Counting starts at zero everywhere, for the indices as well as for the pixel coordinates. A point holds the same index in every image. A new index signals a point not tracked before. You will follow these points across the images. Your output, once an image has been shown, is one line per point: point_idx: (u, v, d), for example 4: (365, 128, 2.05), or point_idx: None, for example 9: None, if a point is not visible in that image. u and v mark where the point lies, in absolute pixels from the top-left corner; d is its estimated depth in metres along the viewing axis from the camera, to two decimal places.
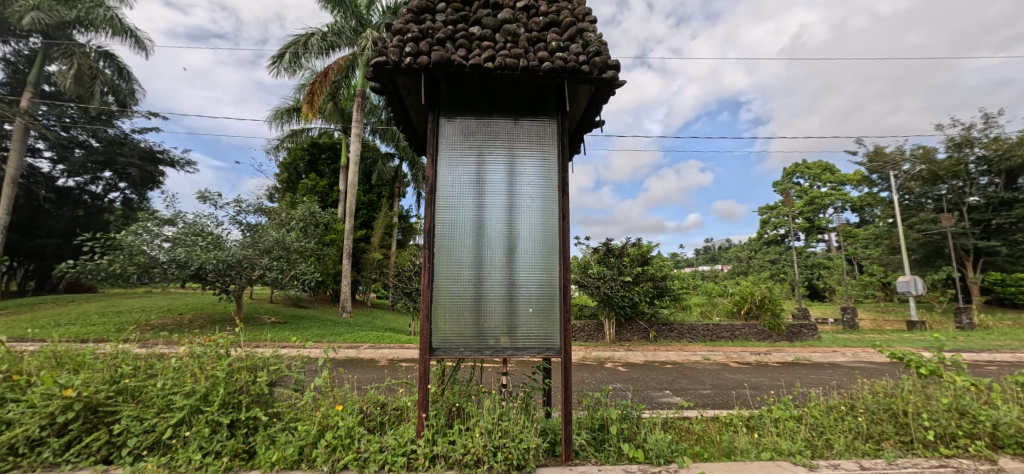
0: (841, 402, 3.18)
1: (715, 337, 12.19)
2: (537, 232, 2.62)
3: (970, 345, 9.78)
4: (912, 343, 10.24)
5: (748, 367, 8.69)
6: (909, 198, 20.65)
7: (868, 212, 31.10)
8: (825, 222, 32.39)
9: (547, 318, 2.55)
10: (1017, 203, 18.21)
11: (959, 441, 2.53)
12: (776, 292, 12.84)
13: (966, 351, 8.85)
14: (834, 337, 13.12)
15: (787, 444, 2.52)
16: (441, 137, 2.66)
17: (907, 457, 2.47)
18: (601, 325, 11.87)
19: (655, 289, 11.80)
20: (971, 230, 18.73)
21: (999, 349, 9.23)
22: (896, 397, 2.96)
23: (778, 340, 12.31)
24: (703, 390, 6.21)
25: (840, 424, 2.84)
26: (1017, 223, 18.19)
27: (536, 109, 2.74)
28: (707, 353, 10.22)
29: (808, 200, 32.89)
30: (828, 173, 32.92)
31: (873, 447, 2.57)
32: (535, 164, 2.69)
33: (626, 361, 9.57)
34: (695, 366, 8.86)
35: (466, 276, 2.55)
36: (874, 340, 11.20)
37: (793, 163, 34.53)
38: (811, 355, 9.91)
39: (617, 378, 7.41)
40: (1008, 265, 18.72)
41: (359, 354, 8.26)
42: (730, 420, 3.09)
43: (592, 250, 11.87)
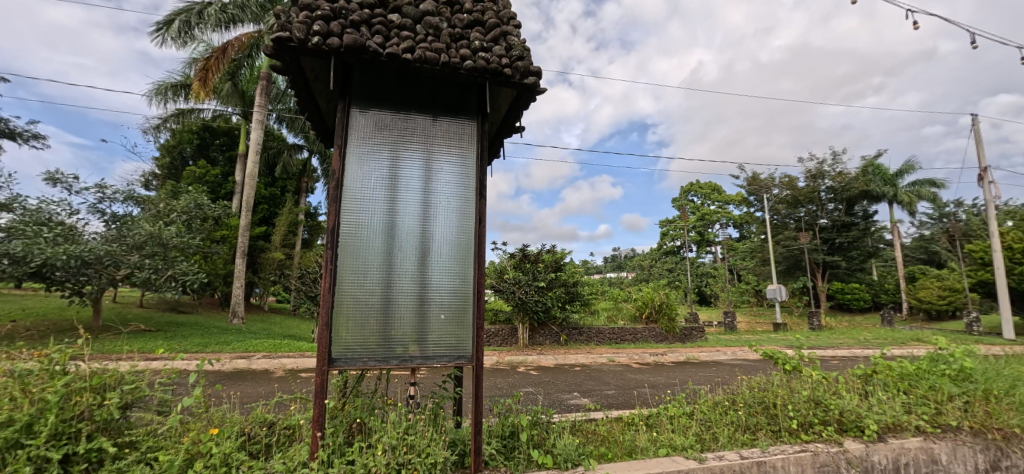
0: (724, 397, 3.53)
1: (620, 339, 13.08)
2: (453, 235, 2.53)
3: (817, 343, 11.64)
4: (778, 342, 11.89)
5: (647, 367, 9.39)
6: (778, 218, 24.14)
7: (746, 228, 35.79)
8: (713, 236, 36.63)
9: (459, 325, 2.46)
10: (853, 225, 22.22)
11: (815, 427, 2.92)
12: (672, 298, 14.14)
13: (819, 349, 10.49)
14: (717, 337, 14.81)
15: (682, 440, 2.71)
16: (351, 129, 2.45)
17: (775, 444, 2.80)
18: (515, 329, 12.14)
19: (566, 294, 12.24)
20: (820, 247, 22.46)
21: (841, 346, 11.09)
22: (768, 391, 3.35)
23: (672, 341, 13.56)
24: (607, 391, 6.58)
25: (725, 418, 3.14)
26: (853, 242, 22.23)
27: (456, 109, 2.66)
28: (612, 354, 10.87)
29: (700, 217, 36.91)
30: (716, 193, 37.31)
31: (749, 438, 2.87)
32: (452, 166, 2.60)
33: (538, 364, 9.84)
34: (601, 367, 9.37)
35: (373, 281, 2.37)
36: (748, 340, 12.83)
37: (688, 182, 38.50)
38: (699, 354, 11.06)
39: (530, 382, 7.51)
40: (846, 276, 23.06)
41: (249, 365, 7.39)
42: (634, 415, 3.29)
43: (509, 255, 12.03)
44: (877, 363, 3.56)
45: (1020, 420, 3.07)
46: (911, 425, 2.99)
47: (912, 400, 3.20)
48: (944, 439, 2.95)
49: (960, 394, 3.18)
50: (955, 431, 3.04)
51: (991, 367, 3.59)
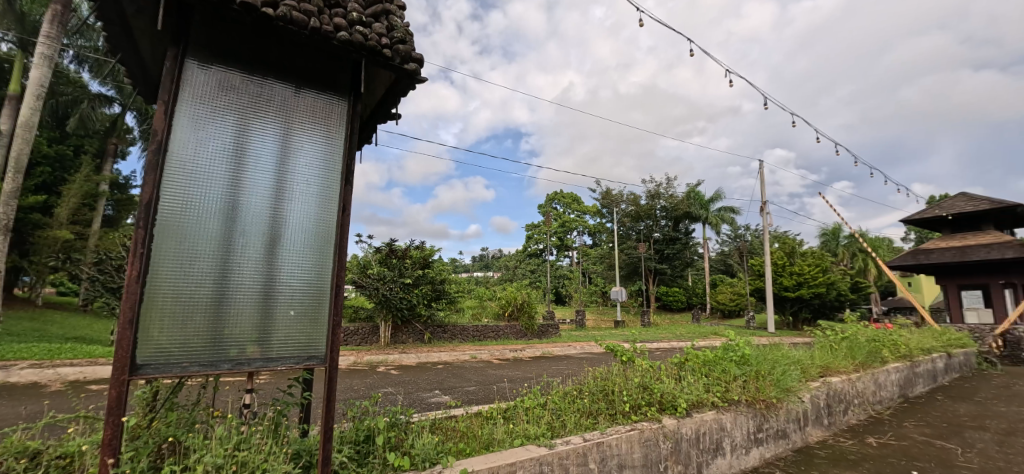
0: (573, 387, 3.88)
1: (483, 336, 13.48)
2: (310, 222, 2.26)
3: (646, 338, 13.70)
4: (617, 337, 13.65)
5: (507, 362, 9.86)
6: (623, 229, 27.84)
7: (598, 236, 40.34)
8: (571, 241, 40.41)
9: (312, 322, 2.21)
10: (677, 240, 26.87)
11: (642, 408, 3.39)
12: (533, 297, 15.12)
13: (648, 342, 12.40)
14: (569, 333, 16.34)
15: (534, 429, 2.89)
16: (183, 85, 2.02)
17: (611, 425, 3.16)
18: (377, 328, 11.60)
19: (433, 292, 12.10)
20: (653, 256, 26.66)
21: (662, 340, 13.27)
22: (608, 380, 3.81)
23: (530, 337, 14.53)
24: (468, 387, 6.70)
25: (573, 406, 3.44)
26: (676, 253, 26.87)
27: (326, 84, 2.40)
28: (475, 351, 11.11)
29: (561, 223, 40.35)
30: (576, 203, 41.25)
31: (591, 422, 3.19)
32: (314, 145, 2.33)
33: (399, 364, 9.54)
34: (464, 364, 9.51)
35: (202, 270, 1.98)
36: (594, 336, 14.47)
37: (553, 191, 41.75)
38: (553, 349, 12.03)
39: (388, 382, 7.18)
40: (669, 281, 27.74)
41: (5, 379, 5.56)
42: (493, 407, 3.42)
43: (374, 249, 11.40)
44: (689, 352, 4.29)
45: (774, 392, 4.08)
46: (709, 402, 3.71)
47: (710, 381, 3.97)
48: (729, 411, 3.74)
49: (741, 375, 4.06)
50: (735, 404, 3.87)
51: (761, 354, 4.68)
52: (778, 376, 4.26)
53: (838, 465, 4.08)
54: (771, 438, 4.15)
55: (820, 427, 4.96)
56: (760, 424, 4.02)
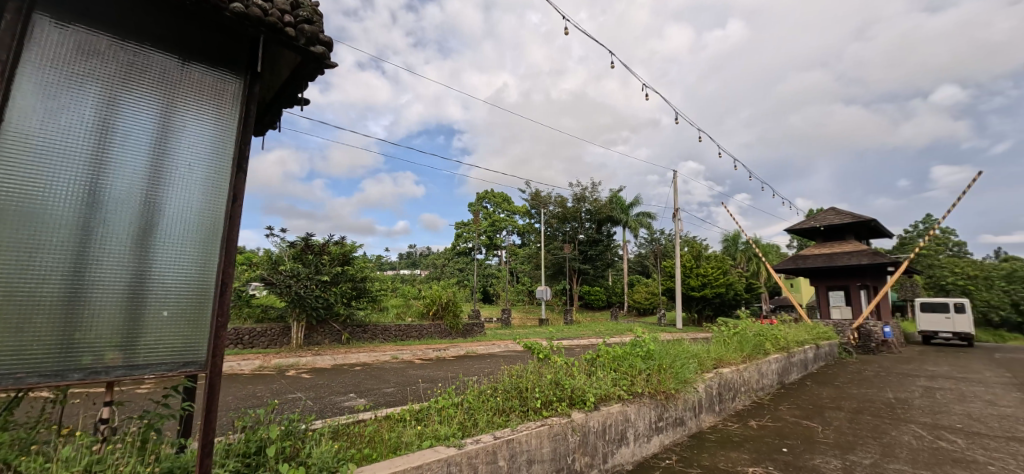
0: (488, 386, 3.89)
1: (406, 336, 13.12)
2: (193, 212, 2.01)
3: (567, 335, 14.29)
4: (539, 335, 14.06)
5: (429, 362, 9.68)
6: (550, 230, 29.37)
7: (526, 236, 41.20)
8: (500, 241, 40.83)
9: (192, 324, 1.97)
10: (600, 242, 28.72)
11: (553, 404, 3.50)
12: (459, 296, 15.01)
13: (568, 339, 12.93)
14: (494, 332, 16.49)
15: (445, 430, 2.85)
16: (28, 43, 1.70)
17: (523, 422, 3.22)
18: (288, 329, 10.80)
19: (353, 290, 11.52)
20: (577, 257, 27.89)
21: (582, 336, 13.91)
22: (523, 377, 3.89)
23: (455, 337, 14.45)
24: (386, 388, 6.47)
25: (486, 405, 3.44)
26: (598, 255, 28.50)
27: (219, 60, 2.16)
28: (396, 352, 10.74)
29: (491, 222, 40.62)
30: (506, 203, 41.76)
31: (503, 419, 3.23)
32: (201, 127, 2.09)
33: (312, 367, 8.94)
34: (383, 366, 9.15)
35: (47, 263, 1.67)
36: (517, 334, 14.77)
37: (484, 190, 41.88)
38: (477, 348, 12.02)
39: (297, 387, 6.69)
40: (592, 280, 29.22)
41: None
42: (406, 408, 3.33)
43: (289, 244, 10.61)
44: (601, 349, 4.54)
45: (674, 384, 4.44)
46: (615, 395, 3.94)
47: (618, 376, 4.21)
48: (633, 403, 3.99)
49: (645, 369, 4.38)
50: (640, 396, 4.15)
51: (664, 349, 5.09)
52: (677, 369, 4.66)
53: (725, 447, 4.54)
54: (670, 426, 4.51)
55: (712, 414, 5.49)
56: (661, 413, 4.35)
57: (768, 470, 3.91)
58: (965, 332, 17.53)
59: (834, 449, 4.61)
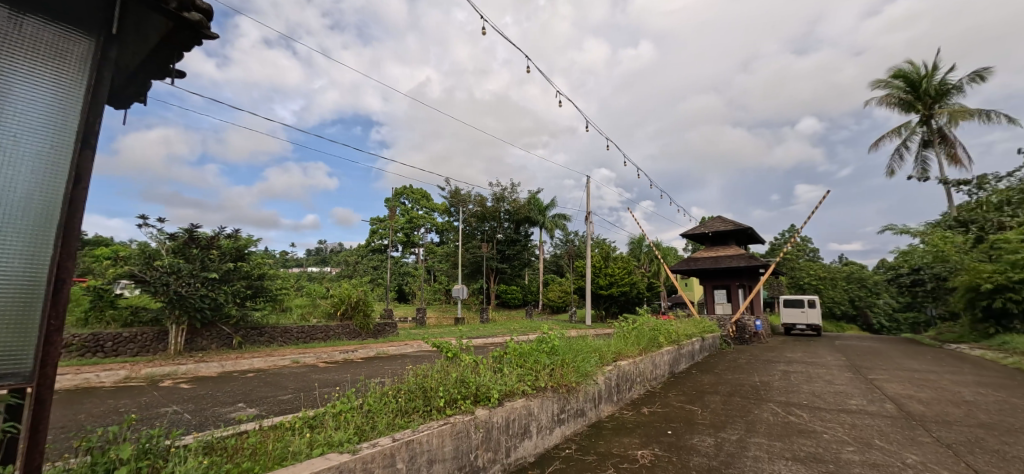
0: (390, 387, 3.76)
1: (310, 338, 12.23)
2: (18, 194, 1.65)
3: (481, 334, 14.41)
4: (454, 334, 14.01)
5: (335, 366, 9.09)
6: (469, 228, 29.59)
7: (445, 234, 40.74)
8: (418, 238, 39.87)
9: (12, 329, 1.60)
10: (517, 241, 29.68)
11: (457, 403, 3.50)
12: (370, 295, 14.31)
13: (481, 337, 13.06)
14: (407, 332, 16.04)
15: (340, 436, 2.71)
16: None
17: (426, 422, 3.18)
18: (165, 333, 9.47)
19: (248, 289, 10.44)
20: (494, 256, 28.71)
21: (495, 335, 14.14)
22: (428, 377, 3.85)
23: (365, 337, 13.78)
24: (282, 396, 5.95)
25: (386, 407, 3.32)
26: (515, 254, 29.60)
27: (57, 11, 1.82)
28: (297, 355, 9.95)
29: (408, 219, 39.49)
30: (425, 200, 40.90)
31: (405, 420, 3.16)
32: (33, 92, 1.74)
33: (193, 376, 7.91)
34: (281, 371, 8.39)
35: None
36: (431, 334, 14.54)
37: (403, 185, 40.55)
38: (388, 349, 11.59)
39: (173, 399, 5.87)
40: (509, 279, 30.13)
41: None
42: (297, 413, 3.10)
43: (168, 236, 9.32)
44: (509, 346, 4.65)
45: (575, 377, 4.71)
46: (520, 390, 4.07)
47: (524, 371, 4.36)
48: (537, 397, 4.16)
49: (550, 363, 4.62)
50: (542, 390, 4.33)
51: (569, 345, 5.40)
52: (579, 363, 4.98)
53: (619, 433, 4.91)
54: (571, 417, 4.76)
55: (610, 403, 5.90)
56: (563, 406, 4.57)
57: (654, 451, 4.30)
58: (815, 323, 20.94)
59: (709, 429, 5.22)
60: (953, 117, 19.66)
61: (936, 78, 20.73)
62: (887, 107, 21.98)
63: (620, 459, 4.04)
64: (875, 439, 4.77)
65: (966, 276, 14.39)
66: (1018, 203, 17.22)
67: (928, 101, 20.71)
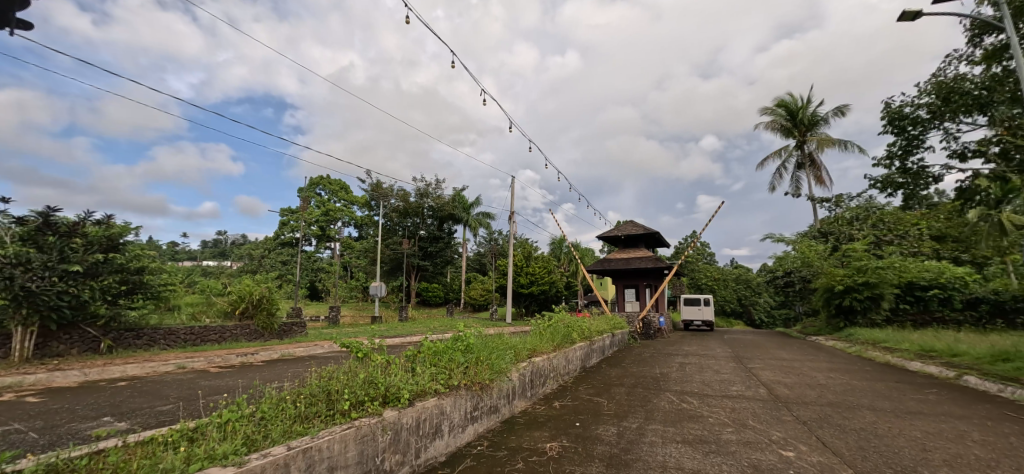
0: (289, 391, 3.48)
1: (200, 340, 10.96)
2: None
3: (398, 333, 14.00)
4: (369, 334, 13.44)
5: (229, 370, 8.22)
6: (390, 224, 28.65)
7: (364, 229, 38.87)
8: (333, 233, 37.60)
9: None
10: (440, 239, 29.53)
11: (364, 405, 3.37)
12: (276, 293, 13.10)
13: (398, 337, 12.71)
14: (318, 332, 15.04)
15: (225, 447, 2.46)
16: None
17: (327, 427, 3.01)
18: (7, 337, 7.86)
19: (123, 284, 9.03)
20: (416, 253, 28.40)
21: (413, 334, 13.84)
22: (333, 379, 3.64)
23: (269, 338, 12.66)
24: (160, 407, 5.23)
25: (283, 413, 3.07)
26: (438, 251, 29.50)
27: None
28: (183, 360, 8.83)
29: (324, 212, 37.06)
30: (343, 192, 38.67)
31: (304, 427, 2.97)
32: None
33: (44, 387, 6.66)
34: (162, 378, 7.37)
35: None
36: (345, 333, 13.79)
37: (318, 175, 37.91)
38: (295, 350, 10.79)
39: (12, 416, 4.87)
40: (431, 277, 30.02)
41: None
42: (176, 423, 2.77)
43: (14, 220, 7.71)
44: (423, 345, 4.55)
45: (488, 375, 4.80)
46: (432, 390, 4.04)
47: (438, 371, 4.32)
48: (449, 396, 4.15)
49: (464, 362, 4.65)
50: (456, 388, 4.33)
51: (485, 343, 5.45)
52: (492, 361, 5.08)
53: (531, 427, 5.07)
54: (485, 414, 4.80)
55: (524, 399, 6.07)
56: (476, 403, 4.60)
57: (561, 443, 4.50)
58: (708, 319, 23.41)
59: (613, 419, 5.58)
60: (820, 144, 23.17)
61: (809, 110, 24.30)
62: (771, 131, 25.31)
63: (530, 452, 4.17)
64: (749, 420, 5.47)
65: (825, 278, 17.03)
66: (863, 219, 20.80)
67: (802, 129, 24.22)
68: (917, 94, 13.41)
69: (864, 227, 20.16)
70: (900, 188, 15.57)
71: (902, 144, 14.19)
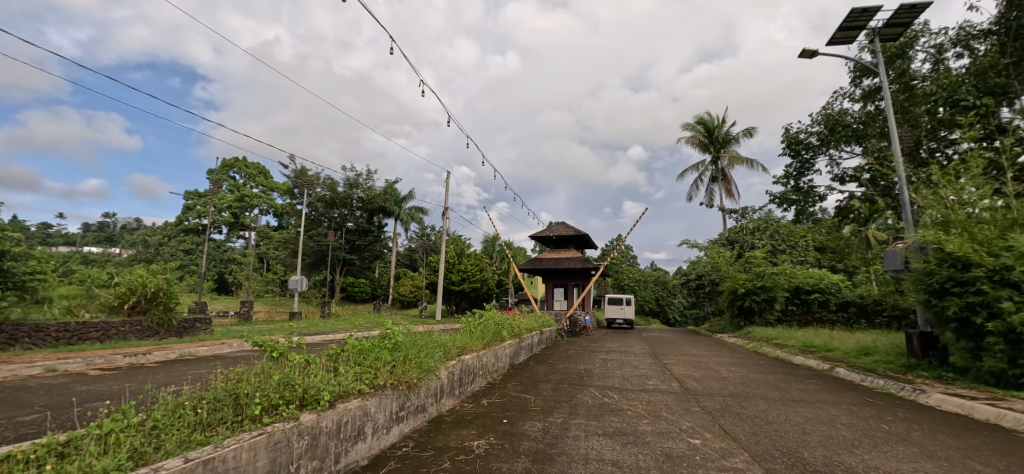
0: (189, 395, 3.11)
1: (76, 338, 9.50)
2: None
3: (319, 330, 13.20)
4: (285, 332, 12.52)
5: (114, 373, 7.20)
6: (314, 214, 27.00)
7: (284, 219, 36.14)
8: (248, 221, 34.51)
9: None
10: (369, 232, 28.42)
11: (278, 409, 3.12)
12: (176, 285, 11.67)
13: (318, 334, 11.98)
14: (226, 329, 13.71)
15: (107, 462, 2.14)
16: None
17: (233, 435, 2.74)
18: None
19: None
20: (342, 246, 27.12)
21: (335, 331, 13.13)
22: (243, 382, 3.31)
23: (165, 336, 11.28)
24: (19, 418, 4.44)
25: (182, 420, 2.73)
26: (367, 245, 28.42)
27: None
28: (53, 362, 7.57)
29: (238, 197, 33.88)
30: (262, 176, 35.63)
31: (206, 436, 2.67)
32: None
33: None
34: (24, 384, 6.26)
35: None
36: (257, 331, 12.72)
37: (233, 157, 34.55)
38: (196, 350, 9.70)
39: None
40: (357, 271, 28.84)
41: None
42: (42, 437, 2.36)
43: None
44: (346, 343, 4.31)
45: (416, 374, 4.70)
46: (355, 390, 3.85)
47: (363, 370, 4.13)
48: (374, 396, 3.98)
49: (391, 360, 4.50)
50: (381, 388, 4.18)
51: (413, 341, 5.32)
52: (421, 359, 4.98)
53: (458, 426, 5.02)
54: (411, 414, 4.67)
55: (452, 397, 6.00)
56: (403, 403, 4.46)
57: (488, 441, 4.51)
58: (629, 318, 24.89)
59: (540, 414, 5.72)
60: (732, 160, 25.61)
61: (723, 129, 26.75)
62: (691, 146, 27.51)
63: (457, 451, 4.13)
64: (663, 411, 5.89)
65: (730, 282, 18.87)
66: (763, 229, 23.36)
67: (716, 146, 26.61)
68: (810, 123, 15.32)
69: (764, 237, 22.68)
70: (793, 204, 17.70)
71: (797, 166, 16.13)
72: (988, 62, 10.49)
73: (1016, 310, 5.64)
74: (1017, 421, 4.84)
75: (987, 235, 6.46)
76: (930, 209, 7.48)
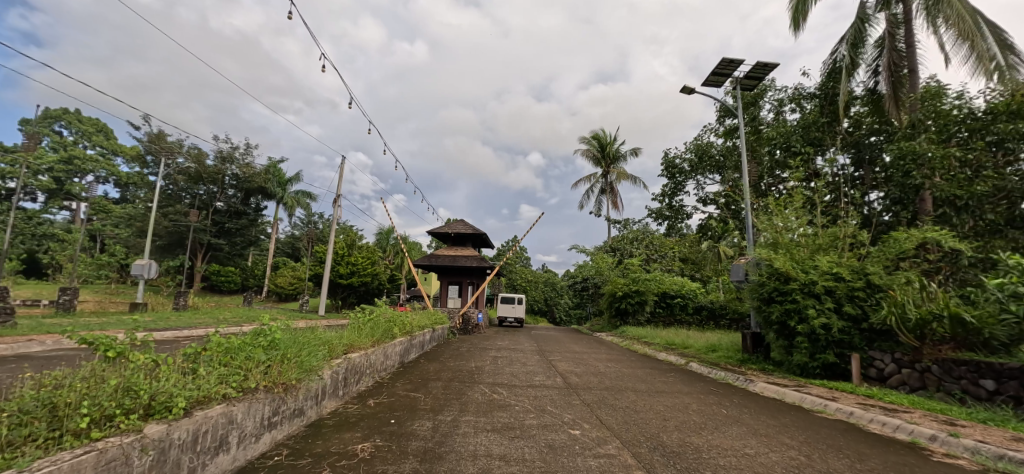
0: None
1: None
2: None
3: (172, 325, 11.30)
4: (124, 327, 10.47)
5: None
6: (172, 189, 23.27)
7: (130, 191, 30.22)
8: (77, 189, 28.08)
9: None
10: (243, 214, 25.31)
11: (113, 420, 2.60)
12: None
13: (169, 330, 10.25)
14: (34, 322, 10.95)
15: None
16: None
17: (47, 455, 2.20)
18: None
19: None
20: (208, 228, 23.77)
21: (192, 327, 11.36)
22: (65, 386, 2.68)
23: None
24: None
25: None
26: (240, 229, 25.30)
27: None
28: None
29: (64, 159, 27.39)
30: (101, 136, 29.29)
31: (4, 457, 2.10)
32: None
33: None
34: None
35: None
36: (82, 325, 10.41)
37: (61, 107, 27.83)
38: None
39: None
40: (225, 258, 25.33)
41: None
42: None
43: None
44: (209, 340, 3.74)
45: (294, 374, 4.31)
46: (218, 395, 3.39)
47: (229, 372, 3.64)
48: (241, 401, 3.53)
49: (265, 360, 4.06)
50: (252, 392, 3.76)
51: (293, 338, 4.85)
52: (302, 358, 4.59)
53: (340, 430, 4.69)
54: (286, 420, 4.24)
55: (335, 398, 5.62)
56: (277, 407, 4.04)
57: (374, 443, 4.31)
58: (520, 317, 25.85)
59: (429, 414, 5.63)
60: (620, 176, 28.15)
61: (614, 146, 29.27)
62: (586, 158, 29.55)
63: (338, 457, 3.86)
64: (547, 405, 6.25)
65: (611, 286, 20.72)
66: (640, 240, 26.15)
67: (607, 161, 28.99)
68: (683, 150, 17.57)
69: (640, 247, 25.42)
70: (666, 219, 20.10)
71: (671, 185, 18.35)
72: (811, 119, 13.16)
73: (817, 315, 7.15)
74: (813, 403, 6.15)
75: (801, 256, 8.09)
76: (764, 231, 9.07)
